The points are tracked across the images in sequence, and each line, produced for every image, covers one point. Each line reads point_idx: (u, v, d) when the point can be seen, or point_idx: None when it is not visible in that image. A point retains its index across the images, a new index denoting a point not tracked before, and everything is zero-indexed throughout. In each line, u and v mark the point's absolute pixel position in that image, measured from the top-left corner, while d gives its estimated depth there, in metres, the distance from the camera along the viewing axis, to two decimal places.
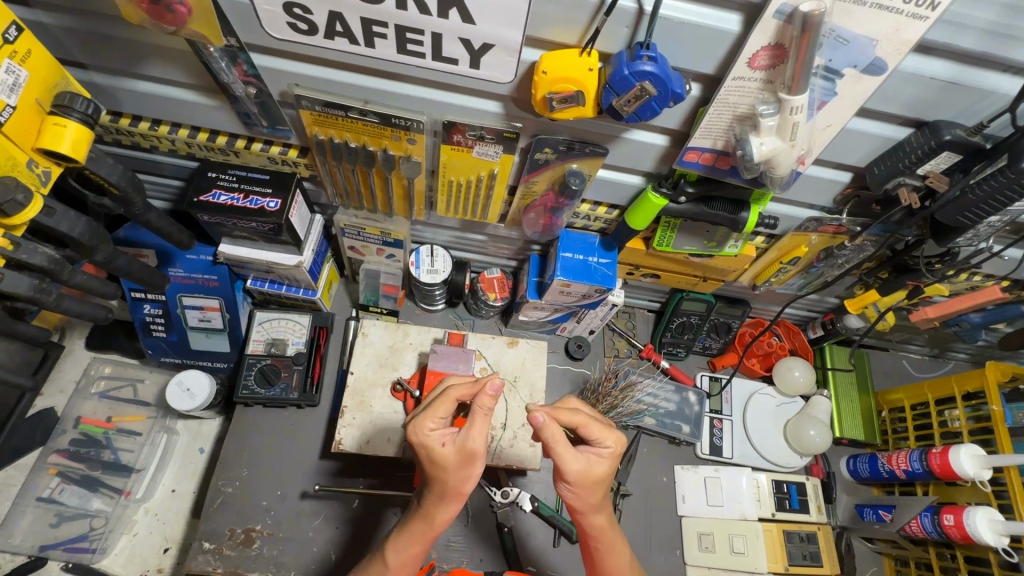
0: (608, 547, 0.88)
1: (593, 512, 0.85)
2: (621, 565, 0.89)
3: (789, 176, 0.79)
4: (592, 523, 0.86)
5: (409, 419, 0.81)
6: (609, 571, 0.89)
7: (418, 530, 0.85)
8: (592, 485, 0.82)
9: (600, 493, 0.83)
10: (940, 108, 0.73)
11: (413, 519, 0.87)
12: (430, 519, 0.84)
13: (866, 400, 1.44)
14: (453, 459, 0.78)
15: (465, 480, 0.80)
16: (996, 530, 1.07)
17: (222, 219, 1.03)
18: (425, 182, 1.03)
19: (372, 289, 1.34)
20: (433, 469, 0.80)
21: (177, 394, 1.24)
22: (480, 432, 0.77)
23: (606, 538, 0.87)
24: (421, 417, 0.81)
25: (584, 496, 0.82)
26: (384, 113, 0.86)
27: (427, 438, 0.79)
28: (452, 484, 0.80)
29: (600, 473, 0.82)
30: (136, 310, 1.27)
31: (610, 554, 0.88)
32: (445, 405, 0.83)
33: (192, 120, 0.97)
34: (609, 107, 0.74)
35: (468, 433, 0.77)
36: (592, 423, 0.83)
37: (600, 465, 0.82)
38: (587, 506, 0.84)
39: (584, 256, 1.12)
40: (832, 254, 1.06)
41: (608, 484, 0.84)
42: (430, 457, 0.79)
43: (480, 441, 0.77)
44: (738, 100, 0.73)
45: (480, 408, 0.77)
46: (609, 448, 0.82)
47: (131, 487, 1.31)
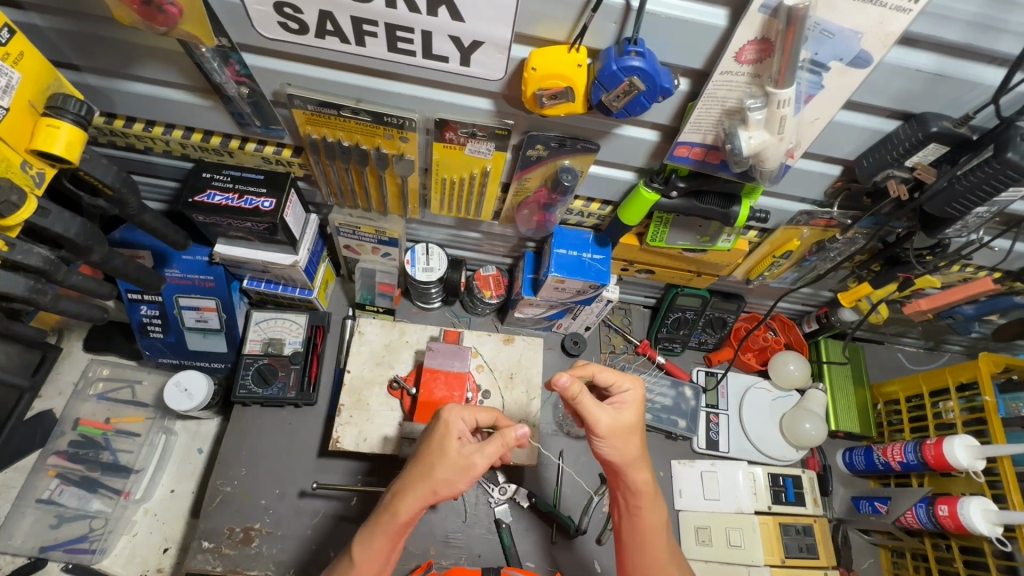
0: (649, 502, 0.92)
1: (633, 466, 0.90)
2: (658, 523, 0.93)
3: (779, 169, 0.80)
4: (633, 477, 0.91)
5: (443, 412, 0.87)
6: (648, 531, 0.93)
7: (386, 526, 0.86)
8: (625, 432, 0.89)
9: (634, 441, 0.90)
10: (926, 100, 0.73)
11: (380, 516, 0.87)
12: (396, 516, 0.85)
13: (861, 392, 1.44)
14: (455, 456, 0.83)
15: (448, 482, 0.83)
16: (990, 520, 1.08)
17: (216, 219, 1.03)
18: (418, 180, 1.04)
19: (369, 288, 1.35)
20: (431, 457, 0.84)
21: (174, 395, 1.25)
22: (493, 453, 0.85)
23: (646, 492, 0.92)
24: (455, 409, 0.88)
25: (621, 445, 0.89)
26: (376, 112, 0.87)
27: (449, 429, 0.85)
28: (436, 478, 0.83)
29: (628, 420, 0.89)
30: (133, 311, 1.28)
31: (649, 512, 0.92)
32: (486, 413, 0.91)
33: (185, 121, 0.97)
34: (598, 104, 0.74)
35: (479, 448, 0.85)
36: (605, 371, 0.91)
37: (626, 410, 0.90)
38: (626, 458, 0.89)
39: (578, 252, 1.13)
40: (824, 247, 1.07)
41: (639, 432, 0.91)
42: (443, 446, 0.84)
43: (486, 455, 0.85)
44: (726, 94, 0.73)
45: (502, 437, 0.85)
46: (630, 391, 0.91)
47: (130, 487, 1.31)
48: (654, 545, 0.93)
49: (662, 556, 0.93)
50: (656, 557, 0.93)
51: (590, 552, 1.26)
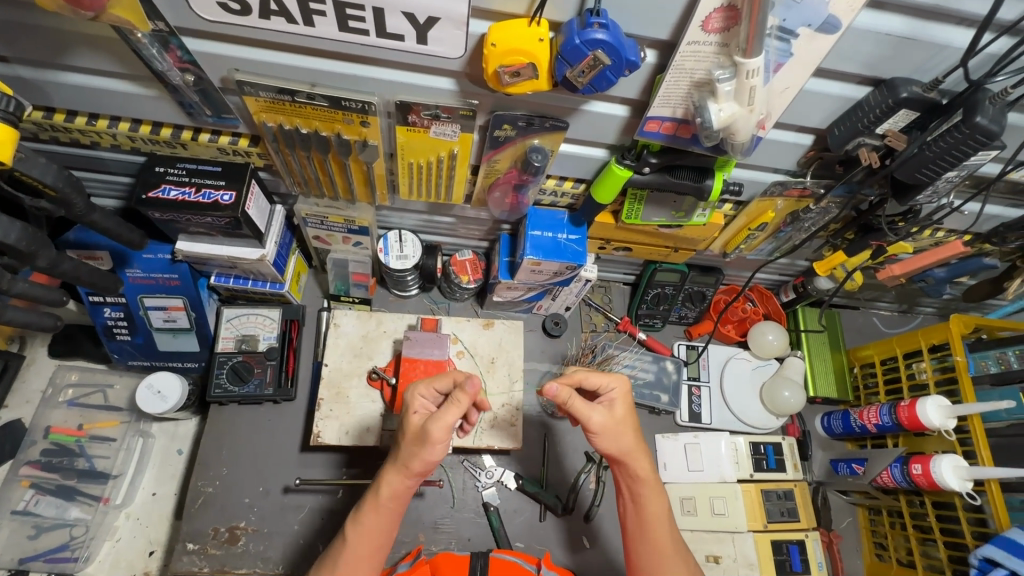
0: (650, 490, 0.93)
1: (633, 455, 0.92)
2: (660, 510, 0.94)
3: (750, 142, 0.78)
4: (633, 467, 0.92)
5: (405, 391, 0.90)
6: (648, 519, 0.94)
7: (372, 502, 0.89)
8: (618, 426, 0.90)
9: (629, 432, 0.91)
10: (895, 65, 0.72)
11: (367, 496, 0.90)
12: (380, 492, 0.88)
13: (838, 358, 1.47)
14: (414, 430, 0.86)
15: (412, 454, 0.85)
16: (961, 476, 1.11)
17: (173, 215, 0.99)
18: (384, 166, 1.00)
19: (342, 278, 1.32)
20: (399, 433, 0.88)
21: (147, 398, 1.21)
22: (450, 416, 0.82)
23: (649, 479, 0.93)
24: (417, 387, 0.90)
25: (619, 438, 0.91)
26: (332, 96, 0.83)
27: (408, 401, 0.88)
28: (404, 456, 0.86)
29: (618, 413, 0.91)
30: (96, 314, 1.23)
31: (651, 500, 0.93)
32: (444, 379, 0.89)
33: (131, 113, 0.92)
34: (563, 80, 0.71)
35: (431, 417, 0.83)
36: (590, 374, 0.91)
37: (616, 406, 0.91)
38: (625, 449, 0.91)
39: (553, 233, 1.11)
40: (799, 218, 1.06)
41: (633, 423, 0.92)
42: (402, 418, 0.87)
43: (442, 421, 0.82)
44: (694, 66, 0.71)
45: (455, 399, 0.82)
46: (616, 386, 0.91)
47: (109, 493, 1.28)
48: (657, 534, 0.93)
49: (664, 547, 0.93)
50: (658, 545, 0.93)
51: (578, 529, 1.27)
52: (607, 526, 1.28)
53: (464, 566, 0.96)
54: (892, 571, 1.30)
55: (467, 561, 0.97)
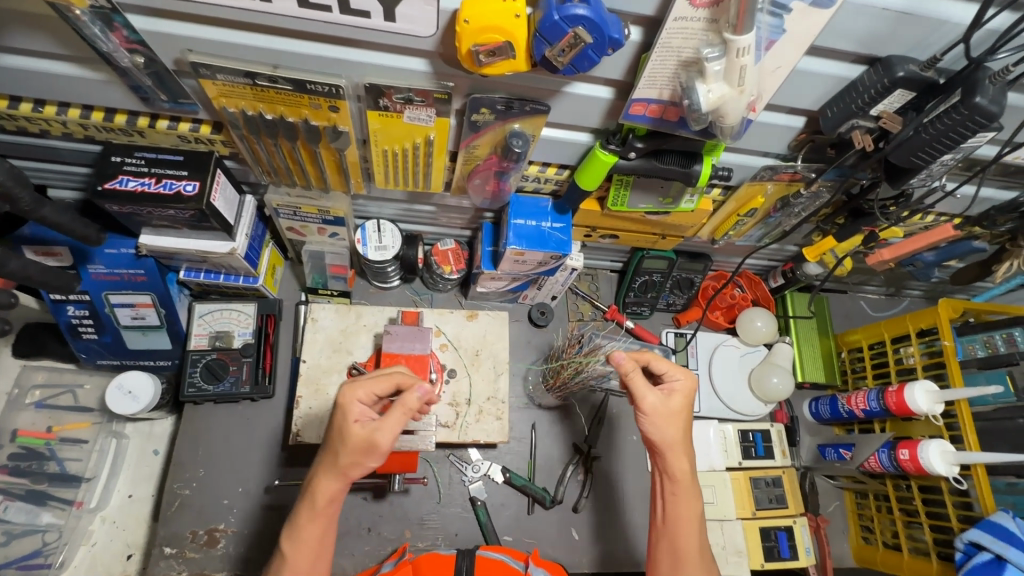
0: (683, 489, 0.92)
1: (673, 449, 0.91)
2: (691, 513, 0.92)
3: (740, 125, 0.74)
4: (671, 462, 0.91)
5: (338, 396, 0.83)
6: (676, 520, 0.91)
7: (306, 514, 0.83)
8: (666, 415, 0.91)
9: (676, 425, 0.91)
10: (891, 42, 0.68)
11: (300, 507, 0.85)
12: (315, 499, 0.83)
13: (826, 343, 1.46)
14: (358, 439, 0.81)
15: (355, 462, 0.81)
16: (948, 460, 1.11)
17: (133, 208, 0.93)
18: (357, 153, 0.95)
19: (319, 271, 1.27)
20: (334, 441, 0.83)
21: (117, 399, 1.16)
22: (394, 426, 0.81)
23: (685, 479, 0.91)
24: (350, 390, 0.84)
25: (663, 429, 0.91)
26: (296, 79, 0.77)
27: (343, 408, 0.82)
28: (342, 462, 0.81)
29: (673, 405, 0.92)
30: (60, 313, 1.16)
31: (684, 500, 0.91)
32: (387, 382, 0.85)
33: (80, 99, 0.85)
34: (542, 60, 0.67)
35: (378, 424, 0.81)
36: (660, 359, 0.94)
37: (672, 397, 0.92)
38: (667, 441, 0.91)
39: (537, 221, 1.07)
40: (789, 203, 1.04)
41: (683, 418, 0.92)
42: (341, 427, 0.82)
43: (387, 431, 0.80)
44: (681, 44, 0.67)
45: (401, 406, 0.81)
46: (682, 379, 0.93)
47: (83, 497, 1.24)
48: (685, 536, 0.90)
49: (689, 551, 0.90)
50: (684, 549, 0.90)
51: (567, 520, 1.26)
52: (596, 517, 1.27)
53: (450, 566, 0.93)
54: (878, 554, 1.31)
55: (452, 560, 0.94)
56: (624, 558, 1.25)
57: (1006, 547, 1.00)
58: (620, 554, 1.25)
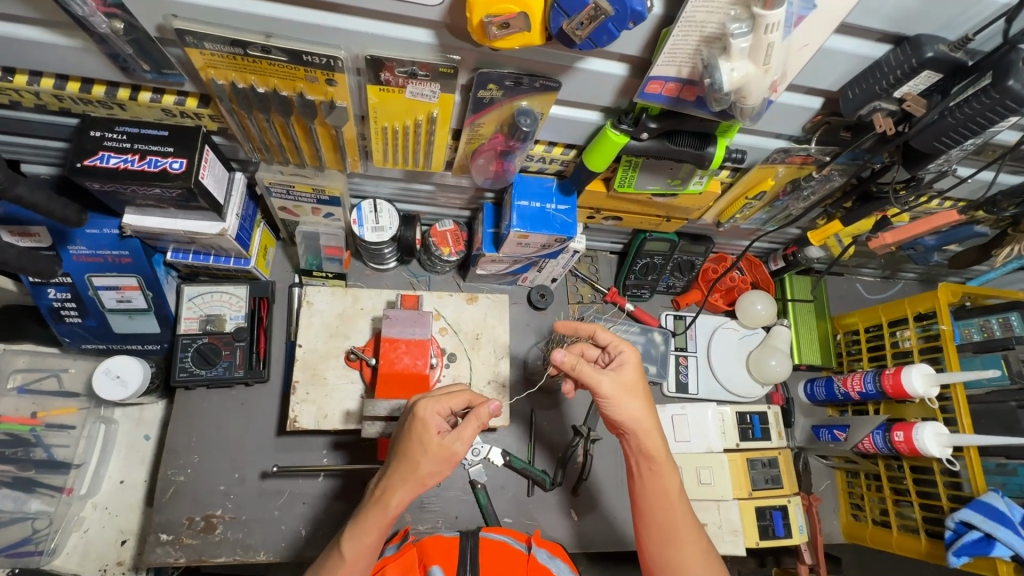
0: (662, 465, 0.91)
1: (642, 427, 0.91)
2: (672, 487, 0.91)
3: (760, 106, 0.71)
4: (642, 442, 0.91)
5: (416, 407, 0.83)
6: (661, 496, 0.91)
7: (375, 521, 0.84)
8: (627, 393, 0.91)
9: (639, 402, 0.91)
10: (921, 20, 0.65)
11: (369, 509, 0.85)
12: (387, 508, 0.83)
13: (823, 326, 1.46)
14: (437, 449, 0.82)
15: (435, 472, 0.83)
16: (941, 443, 1.13)
17: (115, 186, 0.87)
18: (355, 130, 0.90)
19: (314, 252, 1.23)
20: (411, 453, 0.82)
21: (105, 383, 1.12)
22: (470, 435, 0.84)
23: (658, 455, 0.91)
24: (428, 402, 0.85)
25: (630, 408, 0.90)
26: (292, 49, 0.72)
27: (422, 420, 0.82)
28: (422, 473, 0.82)
29: (628, 377, 0.92)
30: (40, 296, 1.11)
31: (663, 475, 0.91)
32: (459, 396, 0.87)
33: (54, 68, 0.79)
34: (558, 33, 0.63)
35: (456, 434, 0.83)
36: (603, 330, 0.98)
37: (627, 368, 0.93)
38: (635, 420, 0.91)
39: (541, 202, 1.04)
40: (799, 186, 1.01)
41: (643, 392, 0.92)
42: (422, 440, 0.82)
43: (466, 440, 0.84)
44: (706, 18, 0.63)
45: (477, 418, 0.84)
46: (626, 349, 0.96)
47: (73, 483, 1.20)
48: (669, 509, 0.90)
49: (676, 524, 0.89)
50: (674, 521, 0.89)
51: (565, 501, 1.27)
52: (595, 498, 1.29)
53: (453, 548, 0.90)
54: (867, 530, 1.34)
55: (455, 542, 0.90)
56: (620, 537, 1.27)
57: (996, 527, 1.02)
58: (616, 532, 1.27)
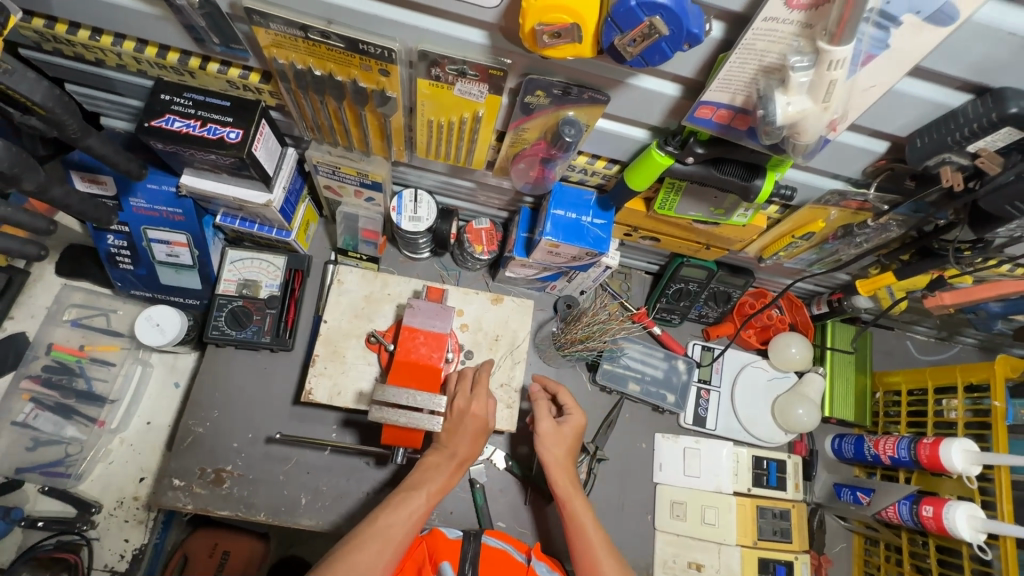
0: (573, 501, 0.98)
1: (559, 469, 1.01)
2: (587, 520, 0.97)
3: (815, 144, 0.67)
4: (556, 477, 1.00)
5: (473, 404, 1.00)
6: (577, 531, 0.96)
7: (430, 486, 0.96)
8: (556, 436, 1.03)
9: (564, 449, 1.03)
10: (1010, 73, 0.60)
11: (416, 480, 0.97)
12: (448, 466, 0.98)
13: (861, 380, 1.38)
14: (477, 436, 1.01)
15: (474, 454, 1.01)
16: (975, 527, 1.05)
17: (176, 148, 0.93)
18: (402, 120, 0.92)
19: (351, 233, 1.25)
20: (462, 437, 0.99)
21: (146, 330, 1.19)
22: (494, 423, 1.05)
23: (565, 488, 0.99)
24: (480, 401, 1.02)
25: (557, 450, 1.02)
26: (349, 37, 0.73)
27: (478, 413, 1.00)
28: (468, 453, 1.00)
29: (567, 433, 1.04)
30: (100, 240, 1.19)
31: (572, 505, 0.98)
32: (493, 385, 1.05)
33: (136, 32, 0.84)
34: (609, 48, 0.61)
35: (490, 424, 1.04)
36: (565, 391, 1.10)
37: (567, 426, 1.05)
38: (553, 460, 1.02)
39: (577, 214, 1.03)
40: (852, 232, 0.96)
41: (572, 444, 1.04)
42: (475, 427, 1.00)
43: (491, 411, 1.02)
44: (766, 48, 0.60)
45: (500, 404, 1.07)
46: (574, 415, 1.06)
47: (105, 417, 1.30)
48: (586, 531, 0.95)
49: (594, 546, 0.94)
50: (591, 544, 0.94)
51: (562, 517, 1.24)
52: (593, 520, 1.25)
53: (456, 549, 0.92)
54: None
55: (458, 544, 0.93)
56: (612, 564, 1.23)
57: None
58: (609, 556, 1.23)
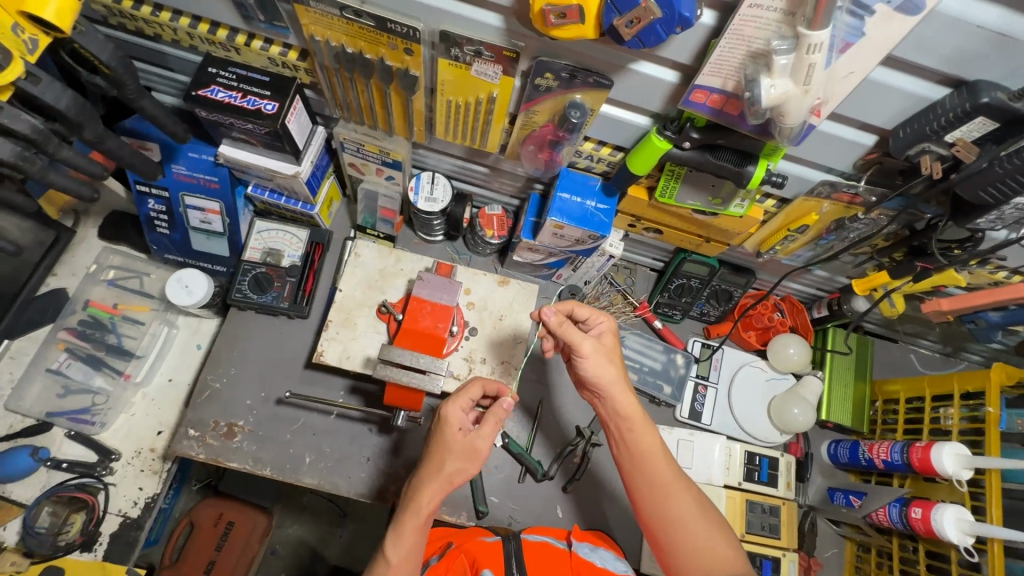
0: (639, 424, 0.94)
1: (617, 386, 0.94)
2: (654, 444, 0.94)
3: (800, 129, 0.73)
4: (616, 399, 0.94)
5: (441, 411, 0.93)
6: (645, 454, 0.94)
7: (411, 523, 0.90)
8: (604, 354, 0.94)
9: (614, 364, 0.95)
10: (981, 66, 0.65)
11: (403, 514, 0.92)
12: (420, 507, 0.91)
13: (860, 388, 1.39)
14: (459, 445, 0.92)
15: (461, 469, 0.92)
16: (963, 530, 1.05)
17: (218, 116, 1.02)
18: (423, 101, 1.00)
19: (371, 212, 1.33)
20: (439, 453, 0.92)
21: (175, 290, 1.28)
22: (490, 431, 0.93)
23: (632, 413, 0.94)
24: (451, 403, 0.94)
25: (608, 369, 0.94)
26: (380, 16, 0.82)
27: (447, 420, 0.92)
28: (449, 470, 0.91)
29: (607, 344, 0.96)
30: (141, 204, 1.29)
31: (641, 432, 0.94)
32: (474, 389, 0.95)
33: (192, 8, 0.94)
34: (610, 29, 0.68)
35: (477, 431, 0.93)
36: (582, 305, 0.99)
37: (605, 338, 0.97)
38: (608, 379, 0.94)
39: (582, 199, 1.08)
40: (844, 226, 0.99)
41: (618, 357, 0.97)
42: (446, 438, 0.92)
43: (486, 437, 0.93)
44: (753, 33, 0.66)
45: (494, 414, 0.94)
46: (605, 322, 0.98)
47: (131, 370, 1.37)
48: (654, 465, 0.93)
49: (667, 482, 0.92)
50: (664, 479, 0.92)
51: (554, 498, 1.27)
52: (586, 502, 1.28)
53: (499, 552, 0.96)
54: None
55: (499, 546, 0.97)
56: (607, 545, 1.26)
57: None
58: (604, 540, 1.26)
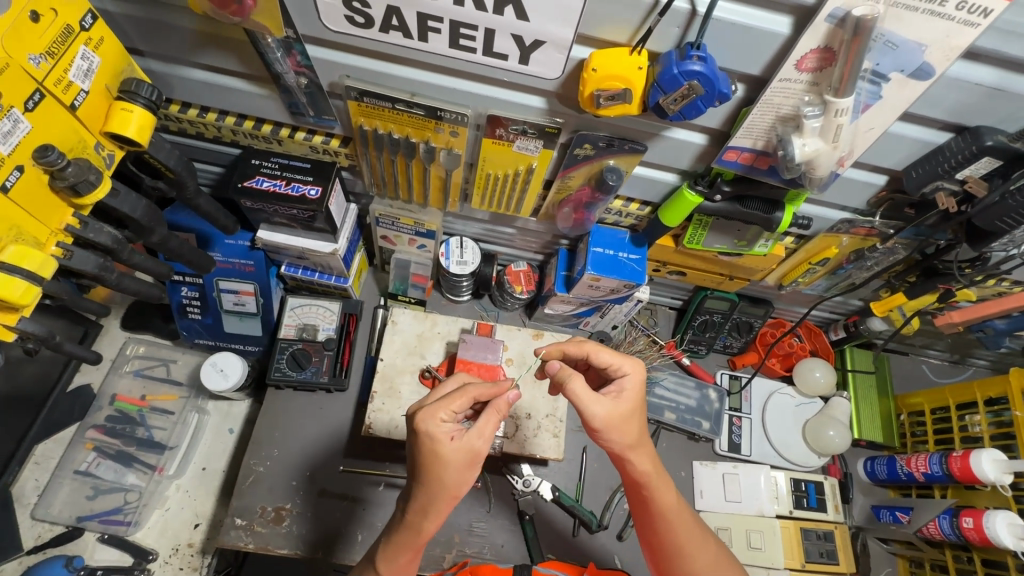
0: (657, 486, 0.88)
1: (634, 451, 0.86)
2: (670, 504, 0.89)
3: (828, 177, 0.81)
4: (633, 463, 0.87)
5: (417, 426, 0.78)
6: (661, 515, 0.89)
7: (407, 542, 0.82)
8: (622, 417, 0.84)
9: (635, 424, 0.86)
10: (982, 115, 0.74)
11: (398, 534, 0.83)
12: (418, 529, 0.81)
13: (885, 403, 1.45)
14: (457, 458, 0.77)
15: (462, 482, 0.78)
16: (1017, 534, 1.08)
17: (262, 205, 1.05)
18: (461, 175, 1.06)
19: (402, 278, 1.36)
20: (430, 472, 0.77)
21: (211, 375, 1.27)
22: (489, 429, 0.80)
23: (650, 475, 0.87)
24: (428, 414, 0.79)
25: (623, 433, 0.85)
26: (430, 106, 0.88)
27: (434, 434, 0.77)
28: (450, 486, 0.78)
29: (630, 401, 0.86)
30: (174, 292, 1.30)
31: (658, 494, 0.88)
32: (461, 399, 0.81)
33: (241, 109, 0.99)
34: (655, 106, 0.75)
35: (475, 431, 0.79)
36: (603, 351, 0.91)
37: (627, 393, 0.86)
38: (625, 443, 0.85)
39: (614, 251, 1.14)
40: (863, 256, 1.07)
41: (640, 415, 0.87)
42: (434, 455, 0.77)
43: (486, 437, 0.79)
44: (781, 101, 0.74)
45: (495, 410, 0.81)
46: (631, 373, 0.89)
47: (164, 463, 1.34)
48: (674, 526, 0.89)
49: (685, 542, 0.90)
50: (682, 543, 0.90)
51: (612, 547, 1.28)
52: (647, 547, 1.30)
53: None
54: None
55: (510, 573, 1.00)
56: None
57: None
58: None
